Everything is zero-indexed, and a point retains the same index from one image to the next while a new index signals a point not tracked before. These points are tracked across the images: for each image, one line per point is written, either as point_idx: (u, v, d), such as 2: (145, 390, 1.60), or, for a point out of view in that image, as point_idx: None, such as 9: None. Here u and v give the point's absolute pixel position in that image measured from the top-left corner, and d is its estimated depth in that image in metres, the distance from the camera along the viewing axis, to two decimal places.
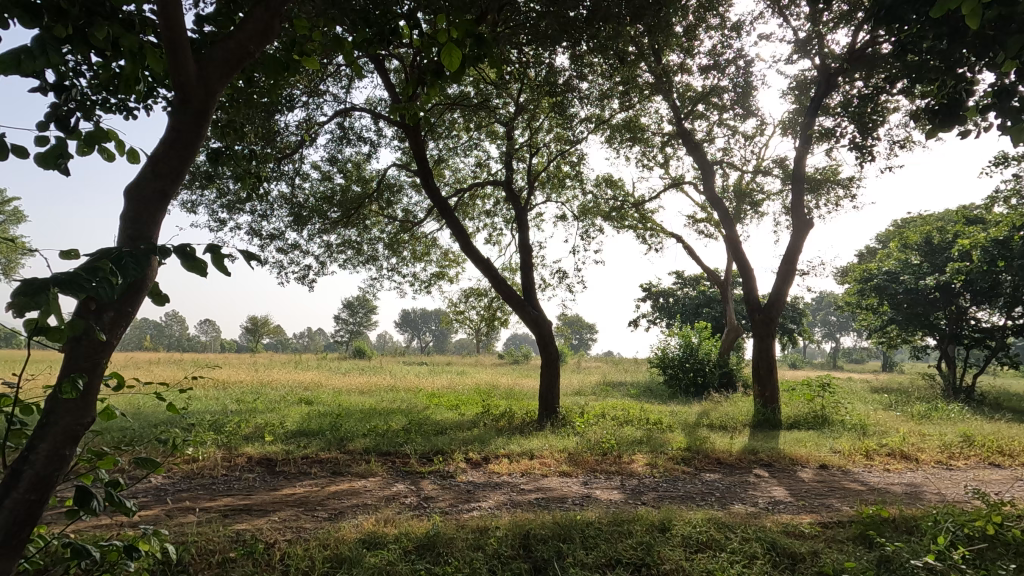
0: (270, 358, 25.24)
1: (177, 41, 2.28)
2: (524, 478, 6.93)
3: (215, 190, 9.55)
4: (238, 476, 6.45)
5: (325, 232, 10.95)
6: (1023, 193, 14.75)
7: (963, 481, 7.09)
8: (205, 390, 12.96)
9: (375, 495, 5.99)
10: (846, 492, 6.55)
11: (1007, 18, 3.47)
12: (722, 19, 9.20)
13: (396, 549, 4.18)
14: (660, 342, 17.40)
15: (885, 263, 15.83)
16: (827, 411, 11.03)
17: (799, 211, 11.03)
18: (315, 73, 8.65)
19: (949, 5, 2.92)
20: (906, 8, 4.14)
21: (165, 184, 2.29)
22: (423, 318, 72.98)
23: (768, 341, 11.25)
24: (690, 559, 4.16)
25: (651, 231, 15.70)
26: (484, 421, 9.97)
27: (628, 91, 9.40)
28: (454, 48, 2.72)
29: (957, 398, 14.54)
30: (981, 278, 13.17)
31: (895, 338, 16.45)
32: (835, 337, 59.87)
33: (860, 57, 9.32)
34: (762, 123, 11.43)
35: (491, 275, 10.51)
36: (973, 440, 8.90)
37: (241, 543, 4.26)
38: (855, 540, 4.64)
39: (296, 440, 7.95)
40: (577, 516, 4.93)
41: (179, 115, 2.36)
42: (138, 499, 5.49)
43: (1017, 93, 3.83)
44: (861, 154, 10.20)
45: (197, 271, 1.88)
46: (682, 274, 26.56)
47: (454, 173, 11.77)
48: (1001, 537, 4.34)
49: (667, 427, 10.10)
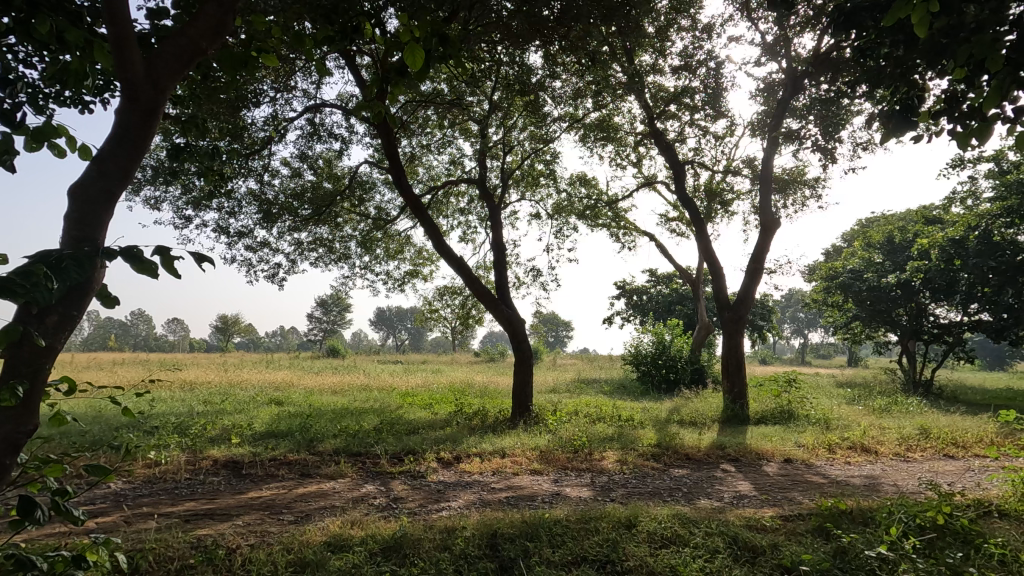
0: (240, 357, 24.84)
1: (123, 39, 2.23)
2: (494, 476, 6.95)
3: (179, 186, 9.33)
4: (202, 480, 6.31)
5: (296, 230, 10.79)
6: (977, 194, 15.35)
7: (917, 472, 7.37)
8: (170, 390, 12.61)
9: (343, 496, 5.93)
10: (808, 485, 6.75)
11: (957, 27, 3.61)
12: (693, 21, 9.37)
13: (362, 551, 4.15)
14: (633, 338, 17.64)
15: (850, 262, 16.31)
16: (792, 406, 11.31)
17: (766, 210, 11.26)
18: (284, 68, 8.52)
19: (899, 14, 3.00)
20: (863, 15, 4.30)
21: (111, 183, 2.21)
22: (398, 316, 72.32)
23: (736, 338, 11.50)
24: (654, 555, 4.23)
25: (624, 230, 15.91)
26: (457, 420, 9.91)
27: (601, 90, 9.46)
28: (418, 47, 2.67)
29: (916, 392, 15.05)
30: (938, 276, 13.62)
31: (859, 333, 16.93)
32: (803, 333, 61.42)
33: (826, 61, 9.56)
34: (732, 124, 11.63)
35: (464, 274, 10.46)
36: (929, 433, 9.22)
37: (201, 548, 4.18)
38: (813, 532, 4.77)
39: (265, 441, 7.83)
40: (546, 514, 4.95)
41: (126, 112, 2.28)
42: (93, 506, 5.34)
43: (966, 100, 3.99)
44: (824, 155, 10.47)
45: (146, 273, 1.82)
46: (655, 273, 26.93)
47: (428, 170, 11.74)
48: (949, 526, 4.52)
49: (638, 423, 10.23)
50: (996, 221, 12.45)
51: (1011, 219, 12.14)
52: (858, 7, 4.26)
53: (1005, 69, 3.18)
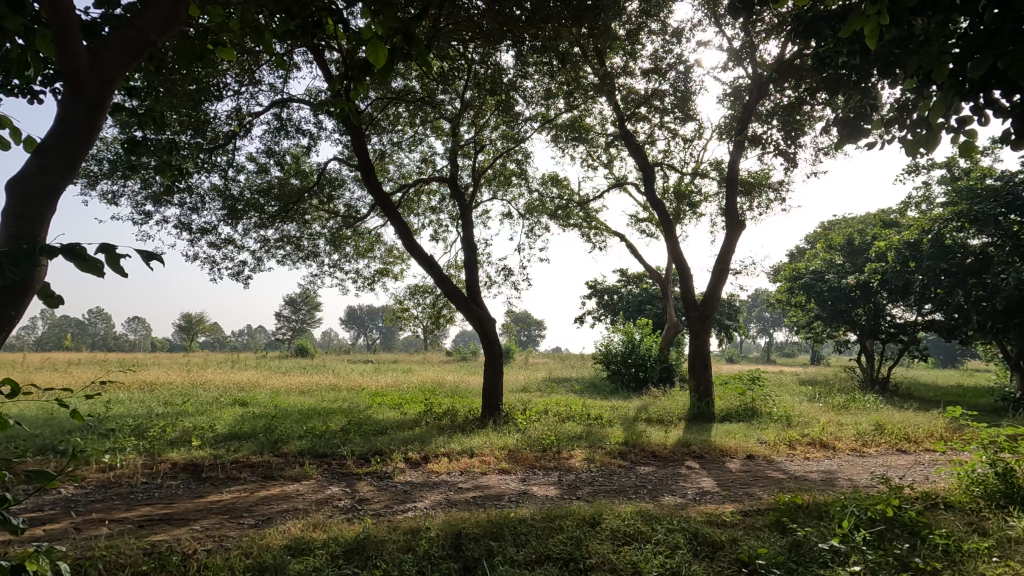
0: (205, 357, 24.04)
1: (64, 28, 2.15)
2: (462, 476, 6.93)
3: (138, 181, 9.02)
4: (159, 484, 6.12)
5: (262, 227, 10.56)
6: (931, 199, 15.96)
7: (872, 467, 7.65)
8: (128, 391, 12.19)
9: (308, 498, 5.84)
10: (768, 481, 6.93)
11: (905, 39, 3.78)
12: (663, 25, 9.52)
13: (323, 555, 4.08)
14: (603, 337, 17.80)
15: (812, 263, 17.06)
16: (756, 403, 11.59)
17: (733, 212, 11.50)
18: (249, 60, 8.32)
19: (854, 27, 3.12)
20: (822, 24, 4.45)
21: (53, 177, 2.13)
22: (369, 316, 71.45)
23: (703, 338, 11.70)
24: (617, 551, 4.29)
25: (596, 231, 16.06)
26: (426, 420, 9.83)
27: (572, 91, 9.51)
28: (380, 44, 2.56)
29: (873, 389, 15.59)
30: (894, 277, 14.17)
31: (821, 333, 17.43)
32: (769, 332, 63.18)
33: (789, 68, 9.80)
34: (700, 127, 11.85)
35: (435, 274, 10.40)
36: (883, 429, 9.56)
37: (154, 555, 4.06)
38: (770, 527, 4.88)
39: (226, 444, 7.61)
40: (511, 513, 4.95)
41: (69, 104, 2.20)
42: (40, 513, 5.12)
43: (915, 110, 4.18)
44: (787, 159, 10.73)
45: (91, 273, 1.75)
46: (626, 272, 27.27)
47: (399, 168, 11.62)
48: (898, 518, 4.69)
49: (607, 422, 10.33)
50: (948, 224, 12.85)
51: (961, 223, 12.48)
52: (816, 17, 4.42)
53: (950, 81, 3.30)
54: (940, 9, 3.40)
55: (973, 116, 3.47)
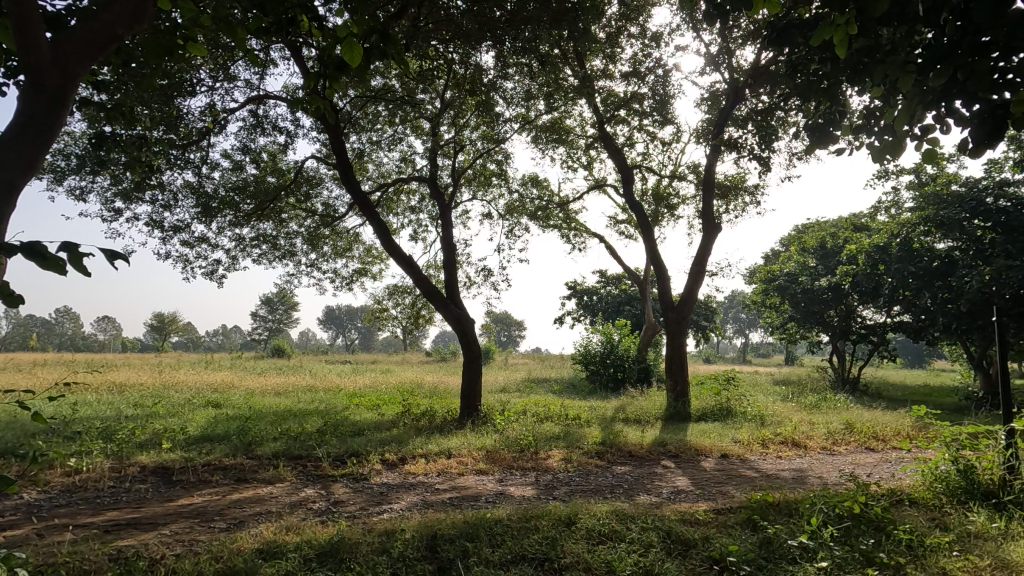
0: (178, 357, 23.51)
1: (25, 19, 2.09)
2: (439, 477, 6.90)
3: (107, 177, 8.80)
4: (127, 488, 5.97)
5: (237, 225, 10.37)
6: (900, 203, 16.42)
7: (840, 465, 7.85)
8: (96, 393, 11.85)
9: (281, 501, 5.76)
10: (741, 479, 7.05)
11: (873, 47, 3.88)
12: (642, 29, 9.62)
13: (296, 557, 4.03)
14: (582, 338, 17.90)
15: (786, 265, 17.35)
16: (731, 403, 11.77)
17: (709, 215, 11.66)
18: (223, 55, 8.16)
19: (824, 35, 3.16)
20: (793, 31, 4.48)
21: (13, 175, 2.07)
22: (348, 316, 70.82)
23: (679, 338, 11.85)
24: (592, 550, 4.32)
25: (575, 231, 16.16)
26: (404, 421, 9.78)
27: (552, 92, 9.56)
28: (356, 43, 2.49)
29: (844, 388, 15.97)
30: (865, 279, 14.52)
31: (794, 333, 17.78)
32: (745, 333, 64.55)
33: (764, 73, 9.97)
34: (678, 130, 12.02)
35: (413, 273, 10.32)
36: (853, 428, 9.80)
37: (121, 561, 3.97)
38: (742, 525, 4.97)
39: (199, 446, 7.47)
40: (487, 513, 4.96)
41: (29, 97, 2.15)
42: (2, 519, 4.96)
43: (880, 118, 4.29)
44: (761, 162, 10.91)
45: (52, 269, 1.72)
46: (605, 273, 27.49)
47: (377, 167, 11.52)
48: (864, 514, 4.81)
49: (584, 422, 10.39)
50: (915, 228, 13.23)
51: (927, 227, 12.86)
52: (788, 24, 4.45)
53: (913, 91, 3.39)
54: (905, 20, 3.43)
55: (936, 125, 3.59)
